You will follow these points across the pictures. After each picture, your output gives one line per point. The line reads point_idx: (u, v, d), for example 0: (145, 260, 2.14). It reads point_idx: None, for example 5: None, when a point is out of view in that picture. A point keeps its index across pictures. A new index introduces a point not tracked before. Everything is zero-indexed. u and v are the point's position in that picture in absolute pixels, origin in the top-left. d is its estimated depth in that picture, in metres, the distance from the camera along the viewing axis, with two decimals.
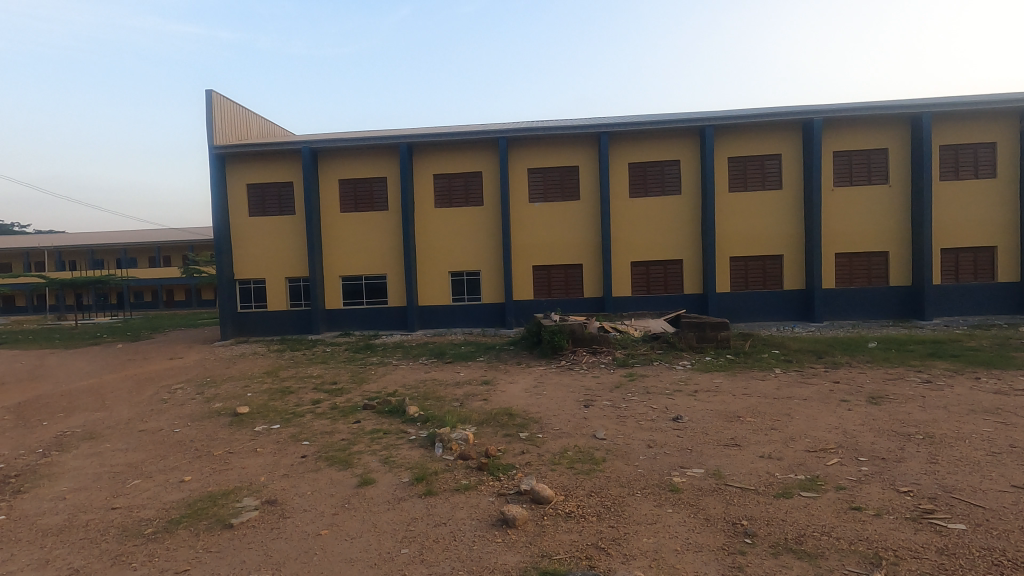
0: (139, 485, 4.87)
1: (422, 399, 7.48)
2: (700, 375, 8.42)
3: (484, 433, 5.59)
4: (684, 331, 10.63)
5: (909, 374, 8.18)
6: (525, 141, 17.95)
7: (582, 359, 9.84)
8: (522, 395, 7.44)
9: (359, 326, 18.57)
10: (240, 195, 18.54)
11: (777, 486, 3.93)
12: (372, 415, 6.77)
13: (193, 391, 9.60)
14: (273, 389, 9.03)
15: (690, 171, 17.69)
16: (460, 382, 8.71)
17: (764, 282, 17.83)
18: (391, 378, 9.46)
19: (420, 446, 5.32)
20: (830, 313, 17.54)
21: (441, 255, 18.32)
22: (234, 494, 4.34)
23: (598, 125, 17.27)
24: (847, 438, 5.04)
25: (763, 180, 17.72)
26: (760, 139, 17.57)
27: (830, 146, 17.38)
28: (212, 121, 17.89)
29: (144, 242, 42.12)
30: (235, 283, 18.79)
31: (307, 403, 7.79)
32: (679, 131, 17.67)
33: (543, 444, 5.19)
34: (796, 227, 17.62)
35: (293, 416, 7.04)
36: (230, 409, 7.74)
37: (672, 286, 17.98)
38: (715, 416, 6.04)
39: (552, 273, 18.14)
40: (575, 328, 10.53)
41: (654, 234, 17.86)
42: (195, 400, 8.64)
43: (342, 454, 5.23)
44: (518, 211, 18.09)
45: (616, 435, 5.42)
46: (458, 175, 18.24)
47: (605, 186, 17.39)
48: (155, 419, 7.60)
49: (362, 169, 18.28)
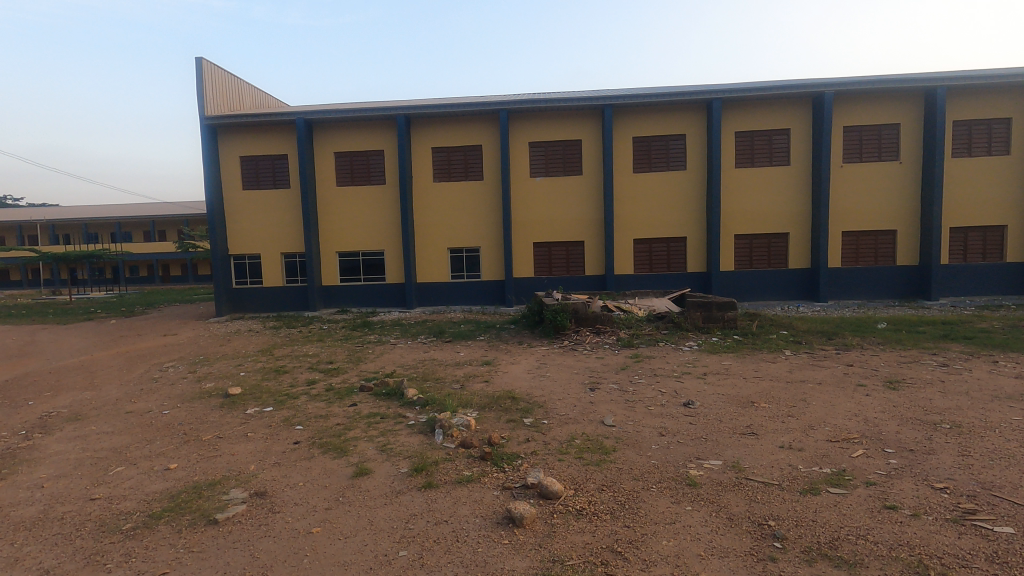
0: (122, 473, 4.60)
1: (422, 380, 7.21)
2: (708, 357, 8.16)
3: (487, 419, 5.34)
4: (690, 311, 10.34)
5: (924, 357, 7.93)
6: (526, 114, 17.41)
7: (586, 339, 9.56)
8: (525, 377, 7.18)
9: (357, 302, 18.27)
10: (233, 168, 18.05)
11: (802, 481, 3.68)
12: (370, 398, 6.50)
13: (185, 369, 9.32)
14: (266, 368, 8.75)
15: (696, 146, 17.23)
16: (461, 362, 8.45)
17: (769, 260, 17.53)
18: (389, 358, 9.19)
19: (419, 432, 5.06)
20: (835, 292, 17.26)
21: (440, 231, 17.93)
22: (221, 485, 4.06)
23: (602, 98, 16.72)
24: (869, 428, 4.78)
25: (769, 156, 17.29)
26: (768, 114, 17.08)
27: (840, 120, 16.89)
28: (203, 90, 17.31)
29: (138, 216, 41.54)
30: (230, 258, 18.42)
31: (302, 384, 7.52)
32: (685, 105, 17.15)
33: (549, 430, 4.93)
34: (803, 204, 17.24)
35: (287, 397, 6.78)
36: (221, 389, 7.47)
37: (675, 265, 17.65)
38: (728, 401, 5.79)
39: (553, 250, 17.79)
40: (578, 307, 10.22)
41: (658, 211, 17.47)
42: (187, 380, 8.38)
43: (337, 440, 4.96)
44: (519, 186, 17.64)
45: (625, 421, 5.16)
46: (457, 148, 17.73)
47: (608, 162, 16.93)
48: (144, 400, 7.33)
49: (359, 141, 17.78)
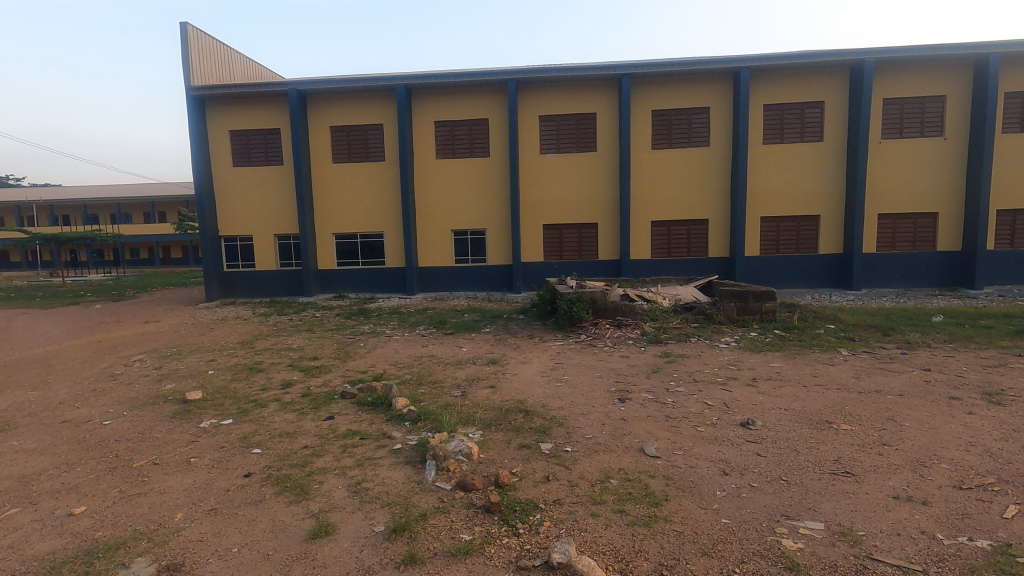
0: (12, 520, 3.48)
1: (417, 385, 6.08)
2: (752, 357, 6.98)
3: (493, 444, 4.19)
4: (723, 301, 9.14)
5: (1010, 360, 6.70)
6: (537, 84, 16.06)
7: (606, 334, 8.38)
8: (539, 383, 6.01)
9: (354, 287, 17.13)
10: (222, 143, 16.87)
11: (956, 566, 2.52)
12: (350, 408, 5.35)
13: (151, 365, 8.22)
14: (241, 365, 7.64)
15: (721, 120, 15.86)
16: (463, 361, 7.30)
17: (797, 245, 16.24)
18: (382, 354, 8.05)
19: (403, 465, 3.90)
20: (869, 280, 15.96)
21: (443, 211, 16.70)
22: (126, 551, 2.94)
23: (620, 67, 15.32)
24: (1002, 466, 3.59)
25: (801, 131, 15.91)
26: (800, 85, 15.65)
27: (880, 92, 15.44)
28: (189, 59, 16.03)
29: (137, 196, 40.43)
30: (221, 240, 17.32)
31: (275, 387, 6.38)
32: (710, 75, 15.73)
33: (575, 464, 3.78)
34: (836, 184, 15.88)
35: (253, 405, 5.65)
36: (180, 392, 6.35)
37: (696, 249, 16.38)
38: (795, 420, 4.62)
39: (565, 233, 16.53)
40: (596, 296, 9.02)
41: (678, 190, 16.15)
42: (148, 378, 7.29)
43: (297, 474, 3.82)
44: (528, 162, 16.33)
45: (672, 450, 3.98)
46: (462, 121, 16.42)
47: (625, 138, 15.60)
48: (90, 405, 6.22)
49: (357, 114, 16.50)
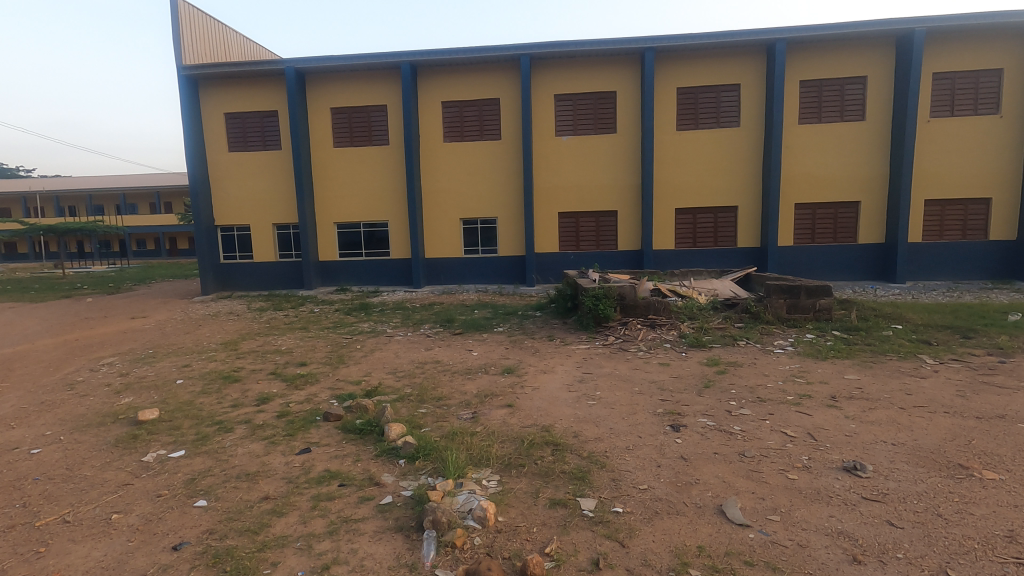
0: None
1: (417, 403, 4.98)
2: (819, 367, 5.84)
3: (515, 501, 3.08)
4: (770, 297, 7.99)
5: None
6: (552, 60, 14.81)
7: (638, 336, 7.25)
8: (566, 402, 4.90)
9: (357, 280, 16.10)
10: (217, 126, 15.83)
11: None
12: (332, 437, 4.26)
13: (118, 371, 7.17)
14: (216, 373, 6.57)
15: (752, 98, 14.55)
16: (473, 369, 6.19)
17: (835, 234, 14.95)
18: (379, 360, 6.94)
19: (391, 534, 2.82)
20: (914, 272, 14.65)
21: (451, 198, 15.57)
22: None
23: (644, 40, 14.03)
24: None
25: (840, 110, 14.58)
26: (842, 59, 14.27)
27: (930, 65, 14.03)
28: (180, 35, 14.91)
29: (143, 186, 39.66)
30: (216, 229, 16.32)
31: (249, 404, 5.32)
32: (741, 49, 14.41)
33: (632, 539, 2.67)
34: (879, 168, 14.57)
35: (216, 430, 4.58)
36: (135, 409, 5.29)
37: (724, 239, 15.14)
38: (913, 462, 3.48)
39: (582, 221, 15.35)
40: (626, 292, 7.87)
41: (705, 175, 14.90)
42: (106, 389, 6.23)
43: (244, 549, 2.74)
44: (542, 145, 15.14)
45: (765, 515, 2.87)
46: (471, 101, 15.23)
47: (648, 118, 14.35)
48: (27, 424, 5.17)
49: (358, 95, 15.38)
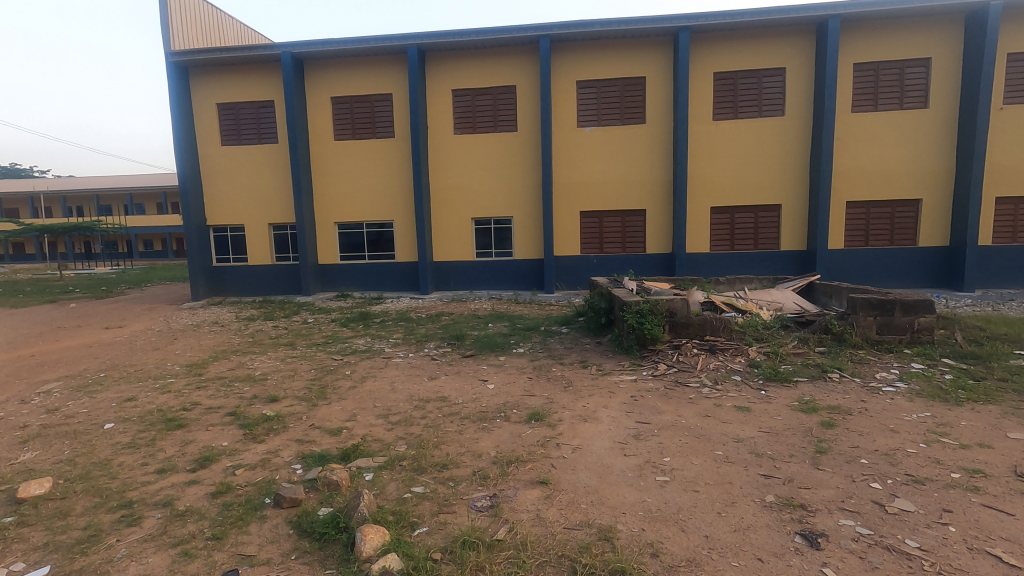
0: None
1: (411, 476, 3.49)
2: (959, 418, 4.27)
3: None
4: (856, 314, 6.39)
5: None
6: (574, 43, 13.31)
7: (697, 365, 5.71)
8: (624, 478, 3.38)
9: (359, 285, 14.70)
10: (209, 118, 14.51)
11: None
12: (278, 545, 2.78)
13: (46, 405, 5.76)
14: (160, 413, 5.12)
15: (799, 85, 12.93)
16: (489, 414, 4.69)
17: (892, 236, 13.27)
18: (369, 395, 5.45)
19: None
20: (983, 279, 12.93)
21: (462, 196, 14.12)
22: None
23: (678, 18, 12.47)
24: None
25: (899, 96, 12.92)
26: (903, 38, 12.61)
27: (1006, 44, 12.33)
28: (168, 18, 13.60)
29: (149, 186, 38.60)
30: (208, 229, 14.98)
31: (182, 468, 3.86)
32: (788, 28, 12.79)
33: None
34: (943, 162, 12.90)
35: (112, 523, 3.10)
36: (27, 474, 3.86)
37: (766, 241, 13.53)
38: None
39: (606, 221, 13.83)
40: (677, 306, 6.34)
41: (746, 170, 13.30)
42: (15, 435, 4.81)
43: None
44: (563, 137, 13.64)
45: None
46: (484, 89, 13.77)
47: (682, 106, 12.79)
48: None
49: (361, 83, 13.98)
